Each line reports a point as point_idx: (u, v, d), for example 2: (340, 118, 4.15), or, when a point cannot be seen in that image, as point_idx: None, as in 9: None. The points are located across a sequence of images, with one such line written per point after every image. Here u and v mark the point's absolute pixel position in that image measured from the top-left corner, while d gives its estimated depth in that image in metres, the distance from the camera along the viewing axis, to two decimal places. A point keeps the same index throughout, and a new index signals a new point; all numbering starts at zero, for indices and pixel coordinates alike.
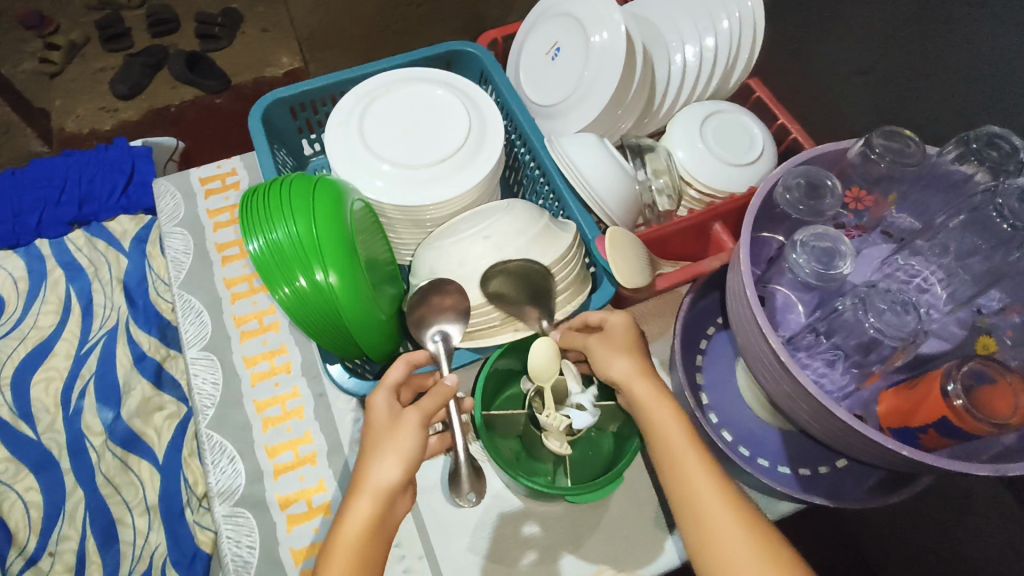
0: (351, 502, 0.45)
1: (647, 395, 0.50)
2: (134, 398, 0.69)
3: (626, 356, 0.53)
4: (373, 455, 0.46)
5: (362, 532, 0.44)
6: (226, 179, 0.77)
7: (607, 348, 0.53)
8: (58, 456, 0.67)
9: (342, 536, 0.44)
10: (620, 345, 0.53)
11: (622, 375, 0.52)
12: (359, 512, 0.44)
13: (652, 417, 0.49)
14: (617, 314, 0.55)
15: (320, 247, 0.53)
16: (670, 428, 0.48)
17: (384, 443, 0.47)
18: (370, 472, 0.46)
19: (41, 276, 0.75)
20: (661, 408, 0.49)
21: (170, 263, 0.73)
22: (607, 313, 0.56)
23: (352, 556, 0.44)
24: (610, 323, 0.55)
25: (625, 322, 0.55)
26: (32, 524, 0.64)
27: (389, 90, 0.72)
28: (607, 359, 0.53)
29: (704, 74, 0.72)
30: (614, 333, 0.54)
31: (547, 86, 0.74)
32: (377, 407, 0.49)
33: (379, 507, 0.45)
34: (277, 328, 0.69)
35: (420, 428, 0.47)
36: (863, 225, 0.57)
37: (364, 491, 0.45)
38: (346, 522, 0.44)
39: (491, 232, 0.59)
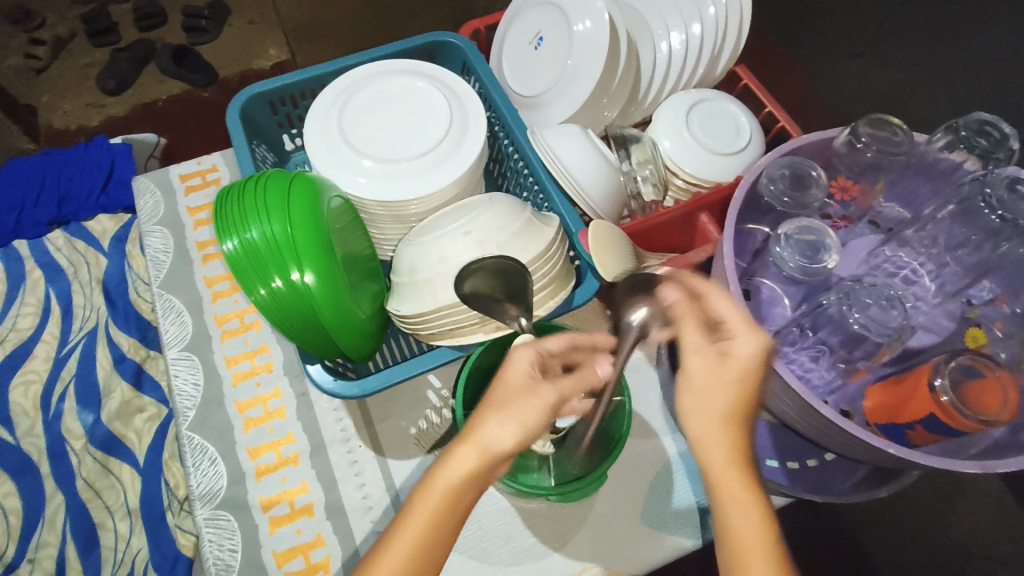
0: (455, 448, 0.41)
1: (733, 498, 0.39)
2: (114, 400, 0.68)
3: (725, 424, 0.40)
4: (497, 405, 0.42)
5: (457, 487, 0.40)
6: (206, 176, 0.76)
7: (702, 402, 0.41)
8: (38, 460, 0.66)
9: (436, 486, 0.40)
10: (726, 395, 0.40)
11: (710, 454, 0.40)
12: (463, 465, 0.40)
13: (734, 532, 0.39)
14: (749, 338, 0.41)
15: (295, 246, 0.52)
16: (752, 563, 0.38)
17: (514, 399, 0.42)
18: (486, 422, 0.41)
19: (19, 278, 0.73)
20: (752, 530, 0.39)
21: (149, 262, 0.71)
22: (735, 327, 0.42)
23: (432, 518, 0.39)
24: (736, 346, 0.41)
25: (755, 352, 0.41)
26: (11, 530, 0.63)
27: (369, 83, 0.70)
28: (696, 414, 0.41)
29: (689, 62, 0.71)
30: (730, 368, 0.41)
31: (530, 77, 0.72)
32: (515, 363, 0.45)
33: (482, 466, 0.40)
34: (259, 327, 0.68)
35: (558, 402, 0.43)
36: (849, 215, 0.55)
37: (474, 443, 0.41)
38: (444, 472, 0.40)
39: (472, 227, 0.58)
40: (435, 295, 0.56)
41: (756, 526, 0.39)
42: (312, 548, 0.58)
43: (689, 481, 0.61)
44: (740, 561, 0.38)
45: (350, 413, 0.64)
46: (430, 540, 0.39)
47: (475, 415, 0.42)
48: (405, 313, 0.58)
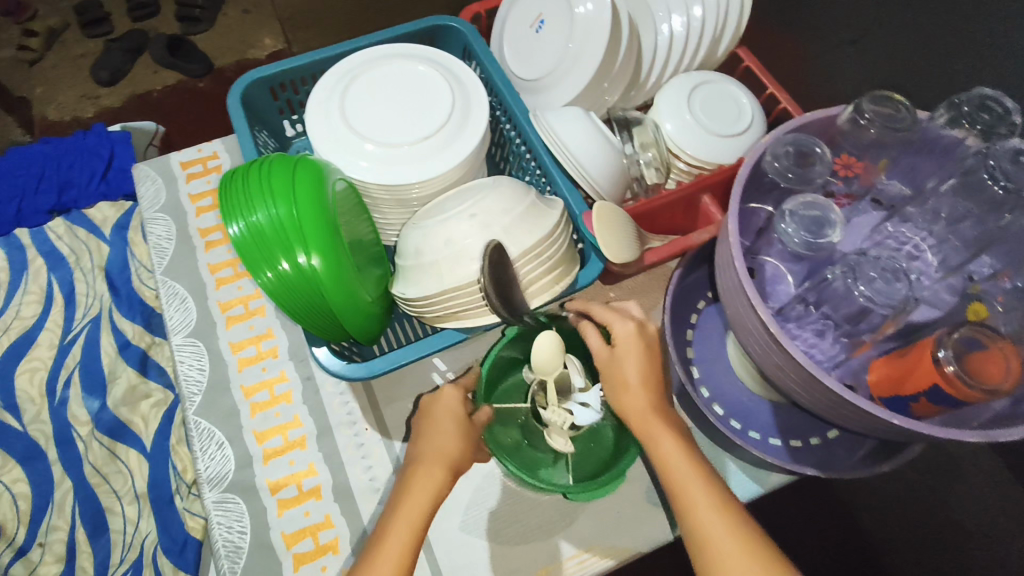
0: (418, 467, 0.49)
1: (663, 443, 0.48)
2: (120, 386, 0.68)
3: (639, 385, 0.51)
4: (439, 429, 0.51)
5: (427, 501, 0.47)
6: (207, 162, 0.76)
7: (617, 371, 0.52)
8: (45, 446, 0.66)
9: (416, 492, 0.47)
10: (636, 369, 0.52)
11: (633, 409, 0.50)
12: (433, 478, 0.48)
13: (670, 469, 0.47)
14: (621, 322, 0.54)
15: (302, 228, 0.52)
16: (688, 483, 0.46)
17: (448, 423, 0.52)
18: (435, 443, 0.50)
19: (21, 267, 0.73)
20: (683, 463, 0.47)
21: (152, 250, 0.71)
22: (611, 319, 0.55)
23: (417, 520, 0.46)
24: (620, 336, 0.53)
25: (631, 332, 0.53)
26: (21, 515, 0.63)
27: (370, 67, 0.70)
28: (614, 383, 0.52)
29: (691, 45, 0.71)
30: (621, 347, 0.53)
31: (532, 59, 0.72)
32: (447, 397, 0.54)
33: (447, 474, 0.49)
34: (263, 313, 0.68)
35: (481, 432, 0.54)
36: (852, 193, 0.56)
37: (432, 460, 0.49)
38: (415, 483, 0.48)
39: (477, 210, 0.58)
40: (444, 277, 0.56)
41: (684, 461, 0.47)
42: (321, 530, 0.59)
43: None
44: (678, 481, 0.47)
45: (355, 397, 0.64)
46: (415, 535, 0.46)
47: (423, 439, 0.52)
48: (411, 296, 0.58)
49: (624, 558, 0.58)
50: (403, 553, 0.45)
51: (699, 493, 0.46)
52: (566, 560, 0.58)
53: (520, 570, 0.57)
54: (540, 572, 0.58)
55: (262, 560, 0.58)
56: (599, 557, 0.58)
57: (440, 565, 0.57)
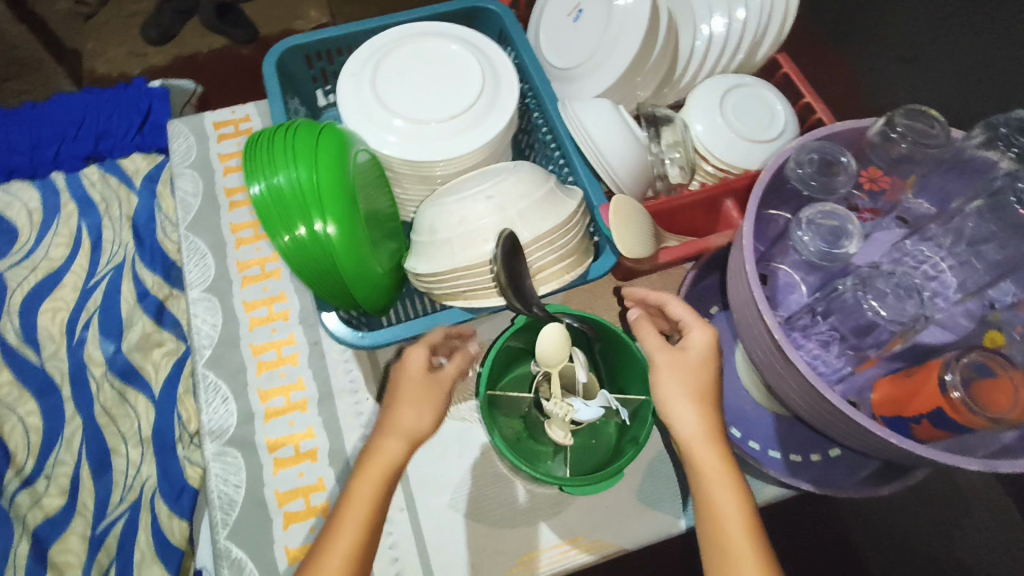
0: (381, 439, 0.51)
1: (715, 477, 0.48)
2: (135, 332, 0.69)
3: (697, 399, 0.49)
4: (405, 401, 0.53)
5: (387, 471, 0.50)
6: (238, 125, 0.78)
7: (680, 384, 0.49)
8: (60, 382, 0.67)
9: (376, 467, 0.50)
10: (694, 380, 0.49)
11: (691, 433, 0.49)
12: (392, 450, 0.51)
13: (719, 509, 0.47)
14: (700, 330, 0.51)
15: (320, 192, 0.53)
16: (729, 514, 0.47)
17: (413, 391, 0.53)
18: (400, 415, 0.52)
19: (54, 209, 0.75)
20: (726, 490, 0.47)
21: (179, 204, 0.73)
22: (690, 323, 0.52)
23: (375, 487, 0.49)
24: (691, 341, 0.51)
25: (706, 342, 0.51)
26: (31, 447, 0.64)
27: (404, 44, 0.71)
28: (674, 396, 0.49)
29: (730, 46, 0.70)
30: (692, 357, 0.50)
31: (566, 49, 0.72)
32: (414, 360, 0.54)
33: (406, 447, 0.51)
34: (278, 276, 0.70)
35: (450, 387, 0.56)
36: (877, 208, 0.55)
37: (394, 433, 0.51)
38: (377, 458, 0.50)
39: (495, 192, 0.58)
40: (453, 254, 0.57)
41: (729, 490, 0.47)
42: (313, 491, 0.60)
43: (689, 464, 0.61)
44: (719, 510, 0.47)
45: (359, 365, 0.65)
46: (376, 508, 0.49)
47: (391, 410, 0.53)
48: (424, 271, 0.58)
49: (610, 553, 0.58)
50: (361, 534, 0.48)
51: (735, 525, 0.46)
52: (549, 549, 0.58)
53: (505, 554, 0.58)
54: (523, 558, 0.58)
55: (254, 516, 0.59)
56: (584, 548, 0.58)
57: (426, 539, 0.58)
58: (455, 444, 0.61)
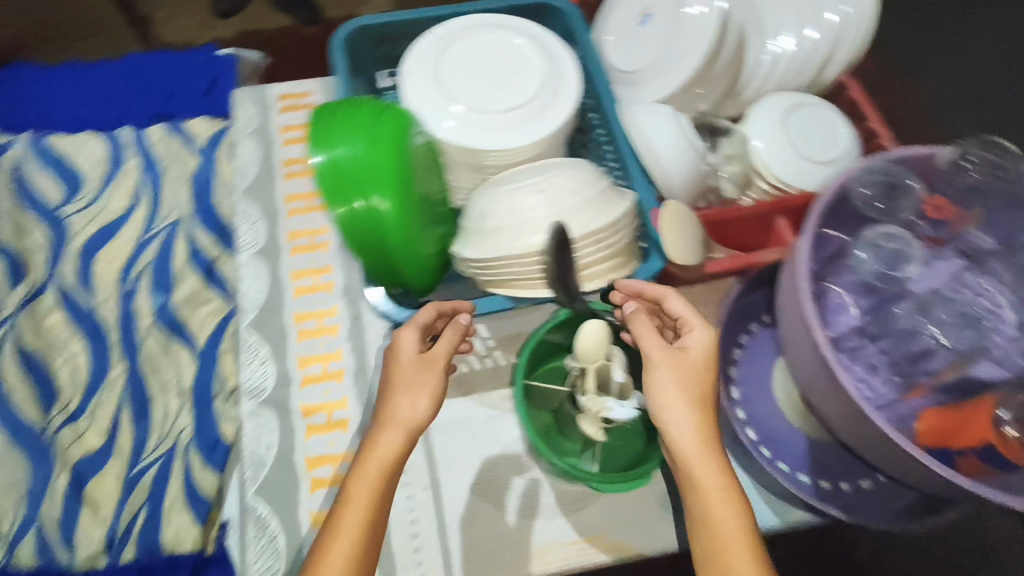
0: (380, 432, 0.49)
1: (714, 488, 0.47)
2: (185, 288, 0.70)
3: (696, 405, 0.49)
4: (403, 392, 0.51)
5: (392, 461, 0.49)
6: (301, 98, 0.79)
7: (678, 388, 0.49)
8: (108, 329, 0.68)
9: (371, 468, 0.48)
10: (692, 384, 0.50)
11: (687, 440, 0.48)
12: (390, 443, 0.49)
13: (714, 517, 0.47)
14: (701, 331, 0.52)
15: (378, 168, 0.54)
16: (732, 532, 0.46)
17: (411, 378, 0.51)
18: (398, 409, 0.50)
19: (119, 163, 0.78)
20: (725, 506, 0.47)
21: (238, 169, 0.76)
22: (690, 323, 0.53)
23: (377, 481, 0.48)
24: (691, 343, 0.52)
25: (705, 344, 0.51)
26: (77, 386, 0.65)
27: (470, 32, 0.71)
28: (672, 399, 0.49)
29: (797, 64, 0.70)
30: (691, 358, 0.51)
31: (630, 52, 0.72)
32: (405, 345, 0.52)
33: (407, 439, 0.49)
34: (326, 248, 0.71)
35: (447, 363, 0.53)
36: (938, 238, 0.53)
37: (394, 425, 0.50)
38: (376, 450, 0.49)
39: (547, 186, 0.58)
40: (501, 242, 0.57)
41: (731, 507, 0.47)
42: (341, 461, 0.60)
43: None
44: (721, 528, 0.47)
45: None
46: (381, 495, 0.48)
47: (386, 401, 0.51)
48: (471, 257, 0.58)
49: (627, 557, 0.58)
50: (364, 519, 0.47)
51: (738, 543, 0.46)
52: (567, 544, 0.58)
53: (524, 543, 0.58)
54: (540, 550, 0.58)
55: (282, 479, 0.60)
56: (601, 548, 0.58)
57: (446, 519, 0.58)
58: (483, 431, 0.62)
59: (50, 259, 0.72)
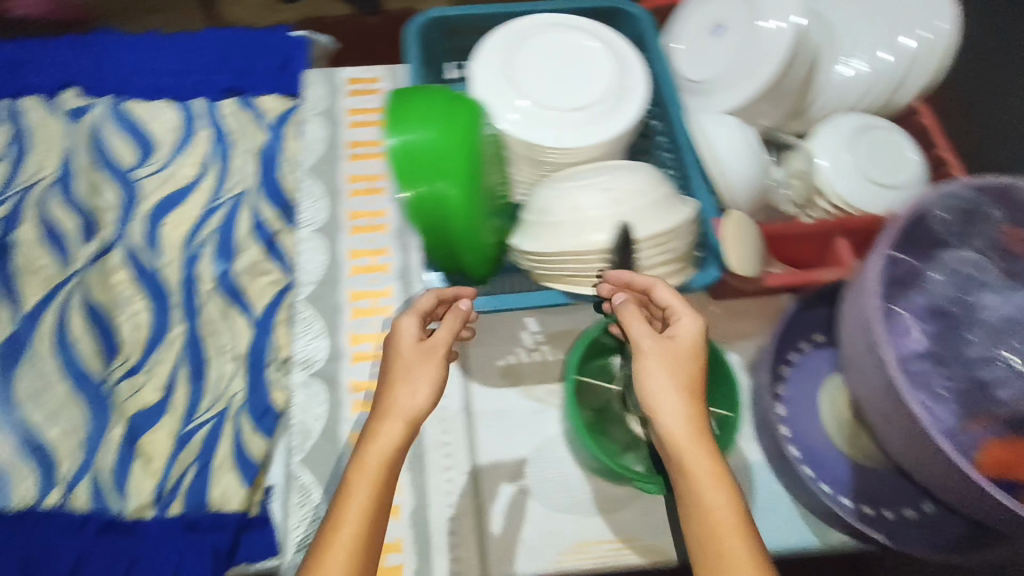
0: (379, 425, 0.49)
1: (704, 473, 0.46)
2: (245, 258, 0.72)
3: (682, 394, 0.48)
4: (405, 380, 0.50)
5: (391, 452, 0.48)
6: (370, 85, 0.82)
7: (667, 375, 0.49)
8: (170, 290, 0.71)
9: (371, 459, 0.47)
10: (681, 372, 0.49)
11: (678, 429, 0.47)
12: (391, 434, 0.48)
13: (708, 513, 0.45)
14: (689, 318, 0.51)
15: (448, 154, 0.56)
16: (727, 533, 0.44)
17: (411, 366, 0.51)
18: (400, 398, 0.49)
19: (191, 132, 0.80)
20: (722, 504, 0.45)
21: (306, 148, 0.78)
22: (678, 310, 0.52)
23: (379, 473, 0.47)
24: (679, 331, 0.51)
25: (694, 330, 0.50)
26: (137, 342, 0.68)
27: (543, 31, 0.72)
28: (661, 386, 0.48)
29: (870, 86, 0.69)
30: (679, 345, 0.50)
31: (700, 62, 0.72)
32: (405, 332, 0.52)
33: (408, 431, 0.49)
34: (385, 231, 0.73)
35: (445, 351, 0.52)
36: (1013, 272, 0.51)
37: (395, 415, 0.49)
38: (377, 440, 0.48)
39: (613, 186, 0.58)
40: (562, 238, 0.58)
41: (725, 505, 0.45)
42: None
43: (755, 491, 0.60)
44: (718, 528, 0.45)
45: None
46: (381, 483, 0.47)
47: (386, 393, 0.50)
48: (533, 251, 0.59)
49: (661, 561, 0.58)
50: (369, 504, 0.46)
51: (734, 543, 0.44)
52: (603, 542, 0.58)
53: (559, 536, 0.58)
54: (575, 545, 0.58)
55: (326, 450, 0.61)
56: (635, 549, 0.58)
57: (484, 505, 0.59)
58: (526, 422, 0.63)
59: (121, 219, 0.75)
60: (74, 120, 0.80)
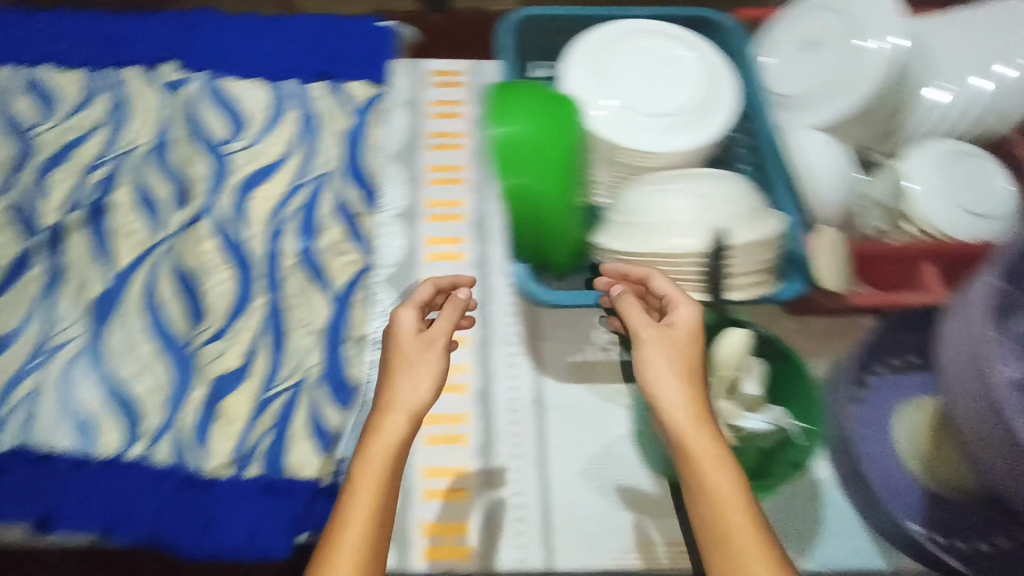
0: (382, 420, 0.49)
1: (708, 454, 0.47)
2: (328, 236, 0.74)
3: (681, 378, 0.49)
4: (411, 375, 0.50)
5: (394, 449, 0.48)
6: (454, 79, 0.84)
7: (667, 361, 0.49)
8: (254, 262, 0.73)
9: (376, 455, 0.47)
10: (680, 357, 0.50)
11: (679, 413, 0.48)
12: (394, 430, 0.48)
13: (717, 496, 0.46)
14: (686, 306, 0.51)
15: (548, 147, 0.57)
16: (736, 517, 0.45)
17: (416, 362, 0.51)
18: (402, 394, 0.50)
19: (280, 112, 0.83)
20: (729, 489, 0.46)
21: (390, 136, 0.80)
22: (677, 299, 0.52)
23: (385, 470, 0.47)
24: (678, 318, 0.51)
25: (692, 317, 0.51)
26: (221, 309, 0.70)
27: (634, 36, 0.73)
28: (662, 373, 0.49)
29: (967, 110, 0.68)
30: (678, 333, 0.50)
31: (790, 75, 0.72)
32: (406, 325, 0.53)
33: (412, 428, 0.49)
34: (462, 221, 0.74)
35: (445, 344, 0.53)
36: None
37: (397, 410, 0.49)
38: (379, 438, 0.48)
39: (703, 193, 0.59)
40: (650, 240, 0.58)
41: (732, 489, 0.46)
42: (458, 421, 0.63)
43: (823, 506, 0.60)
44: (724, 514, 0.45)
45: (519, 320, 0.68)
46: (388, 474, 0.47)
47: (387, 388, 0.50)
48: (624, 249, 0.59)
49: None
50: (376, 500, 0.46)
51: (743, 528, 0.45)
52: (670, 545, 0.58)
53: (626, 535, 0.58)
54: (642, 545, 0.58)
55: None
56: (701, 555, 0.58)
57: (552, 496, 0.60)
58: (595, 418, 0.63)
59: (210, 190, 0.77)
60: (171, 93, 0.84)
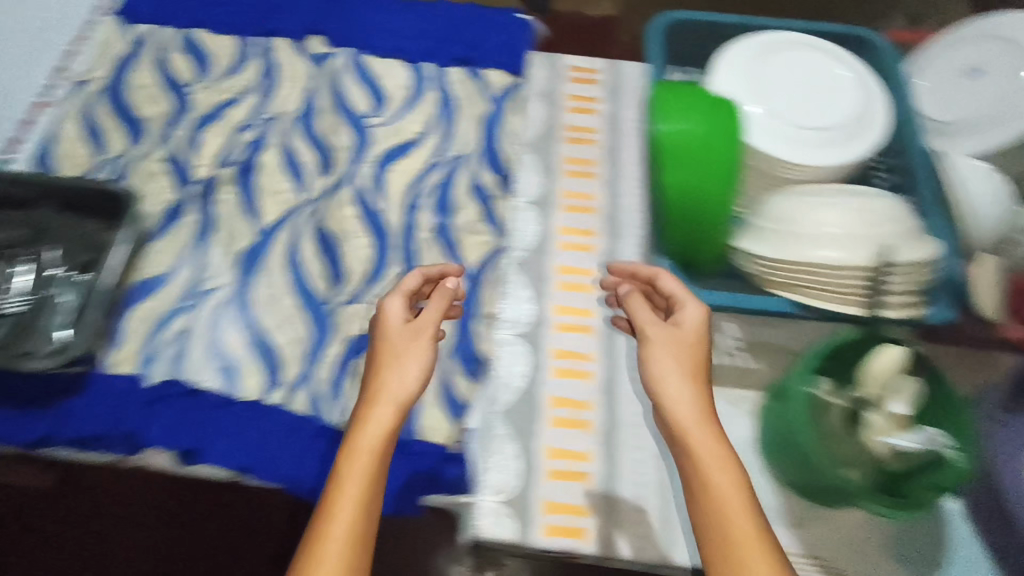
0: (370, 407, 0.54)
1: (709, 453, 0.51)
2: (464, 216, 0.77)
3: (684, 380, 0.54)
4: (400, 358, 0.57)
5: (383, 431, 0.52)
6: (592, 76, 0.85)
7: (671, 358, 0.55)
8: (391, 232, 0.76)
9: (360, 446, 0.51)
10: (683, 355, 0.55)
11: (682, 411, 0.53)
12: (381, 418, 0.53)
13: (714, 492, 0.50)
14: (692, 306, 0.56)
15: (711, 147, 0.59)
16: (733, 512, 0.49)
17: (405, 345, 0.58)
18: (392, 379, 0.55)
19: (421, 92, 0.86)
20: (724, 484, 0.50)
21: (527, 124, 0.82)
22: (682, 298, 0.57)
23: (374, 450, 0.51)
24: (684, 318, 0.56)
25: (698, 317, 0.56)
26: (359, 273, 0.73)
27: (790, 49, 0.73)
28: (667, 371, 0.55)
29: None
30: (685, 333, 0.56)
31: (946, 102, 0.71)
32: (393, 312, 0.60)
33: (395, 413, 0.54)
34: (594, 214, 0.75)
35: (431, 328, 0.59)
36: None
37: (385, 400, 0.54)
38: (368, 425, 0.53)
39: (863, 208, 0.59)
40: (805, 248, 0.58)
41: (730, 487, 0.50)
42: (585, 406, 0.64)
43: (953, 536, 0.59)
44: (724, 508, 0.49)
45: None
46: (380, 445, 0.52)
47: (376, 378, 0.56)
48: (777, 256, 0.59)
49: None
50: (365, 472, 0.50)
51: (740, 518, 0.49)
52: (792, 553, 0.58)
53: None
54: None
55: (528, 405, 0.64)
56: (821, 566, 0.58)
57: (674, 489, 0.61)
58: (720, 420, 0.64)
59: (352, 160, 0.81)
60: (319, 64, 0.88)
